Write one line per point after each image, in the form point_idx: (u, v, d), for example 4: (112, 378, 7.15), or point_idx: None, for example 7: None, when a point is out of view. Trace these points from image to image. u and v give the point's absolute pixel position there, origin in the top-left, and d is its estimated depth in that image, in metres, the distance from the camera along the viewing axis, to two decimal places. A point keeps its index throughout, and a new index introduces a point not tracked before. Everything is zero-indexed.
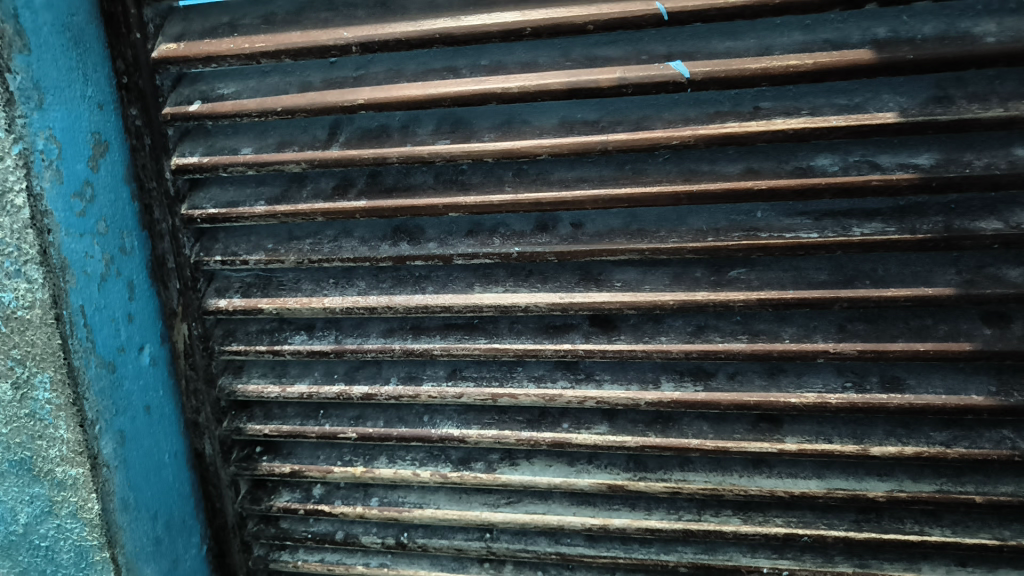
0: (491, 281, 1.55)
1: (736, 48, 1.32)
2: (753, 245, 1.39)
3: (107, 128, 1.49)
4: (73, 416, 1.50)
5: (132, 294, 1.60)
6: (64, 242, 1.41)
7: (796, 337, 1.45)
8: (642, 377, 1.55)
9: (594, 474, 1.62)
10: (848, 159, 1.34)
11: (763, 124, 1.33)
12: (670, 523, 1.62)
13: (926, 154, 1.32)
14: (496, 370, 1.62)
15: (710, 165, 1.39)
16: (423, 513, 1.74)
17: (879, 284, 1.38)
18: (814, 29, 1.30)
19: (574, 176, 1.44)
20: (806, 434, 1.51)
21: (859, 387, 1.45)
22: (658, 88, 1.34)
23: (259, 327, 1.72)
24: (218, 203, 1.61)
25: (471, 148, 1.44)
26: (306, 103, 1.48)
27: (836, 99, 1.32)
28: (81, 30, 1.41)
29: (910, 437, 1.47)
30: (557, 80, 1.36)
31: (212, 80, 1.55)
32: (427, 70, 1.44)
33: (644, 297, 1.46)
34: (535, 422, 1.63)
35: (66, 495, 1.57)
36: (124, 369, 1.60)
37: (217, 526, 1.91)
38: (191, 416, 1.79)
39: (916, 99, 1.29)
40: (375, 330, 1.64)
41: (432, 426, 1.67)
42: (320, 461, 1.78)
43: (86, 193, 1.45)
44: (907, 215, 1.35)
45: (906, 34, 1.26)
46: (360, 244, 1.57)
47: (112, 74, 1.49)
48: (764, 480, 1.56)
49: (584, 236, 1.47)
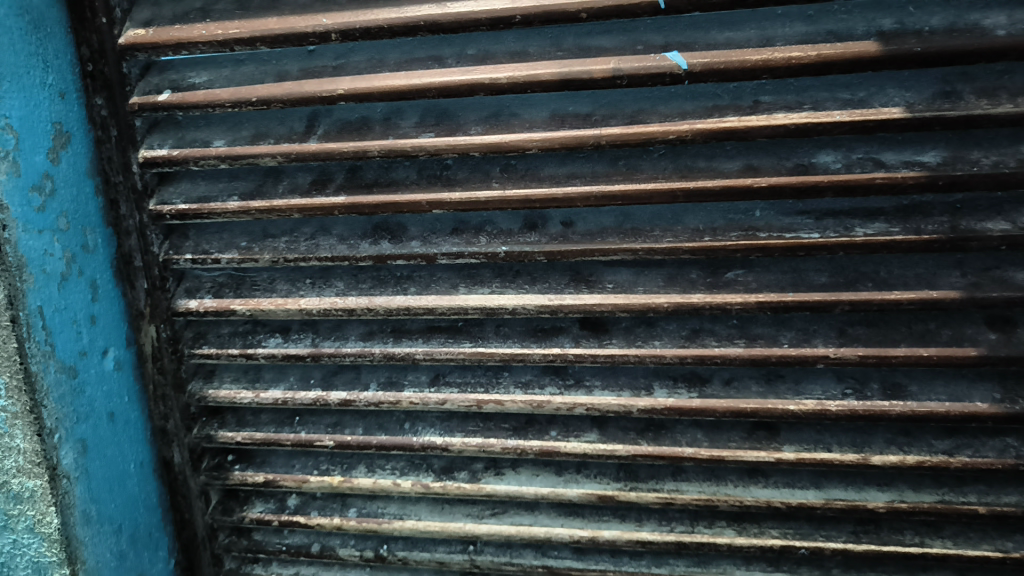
0: (476, 282, 1.48)
1: (736, 39, 1.27)
2: (752, 245, 1.33)
3: (69, 118, 1.40)
4: (30, 424, 1.41)
5: (95, 294, 1.51)
6: (20, 239, 1.32)
7: (795, 341, 1.39)
8: (634, 384, 1.48)
9: (583, 484, 1.56)
10: (851, 156, 1.29)
11: (763, 118, 1.27)
12: (662, 535, 1.55)
13: (933, 151, 1.27)
14: (481, 375, 1.55)
15: (708, 161, 1.33)
16: (404, 525, 1.66)
17: (882, 286, 1.33)
18: (818, 19, 1.25)
19: (565, 172, 1.37)
20: (804, 443, 1.45)
21: (859, 394, 1.40)
22: (655, 79, 1.28)
23: (232, 329, 1.64)
24: (188, 198, 1.53)
25: (456, 142, 1.37)
26: (283, 93, 1.40)
27: (839, 93, 1.27)
28: (42, 13, 1.32)
29: (912, 445, 1.42)
30: (548, 70, 1.30)
31: (184, 69, 1.46)
32: (411, 59, 1.37)
33: (637, 300, 1.40)
34: (521, 430, 1.56)
35: (22, 509, 1.48)
36: (86, 374, 1.50)
37: (186, 539, 1.80)
38: (159, 422, 1.69)
39: (922, 93, 1.24)
40: (354, 333, 1.57)
41: (414, 433, 1.59)
42: (295, 470, 1.69)
43: (46, 186, 1.36)
44: (911, 214, 1.30)
45: (913, 26, 1.21)
46: (339, 242, 1.49)
47: (77, 61, 1.40)
48: (760, 491, 1.50)
49: (575, 235, 1.40)
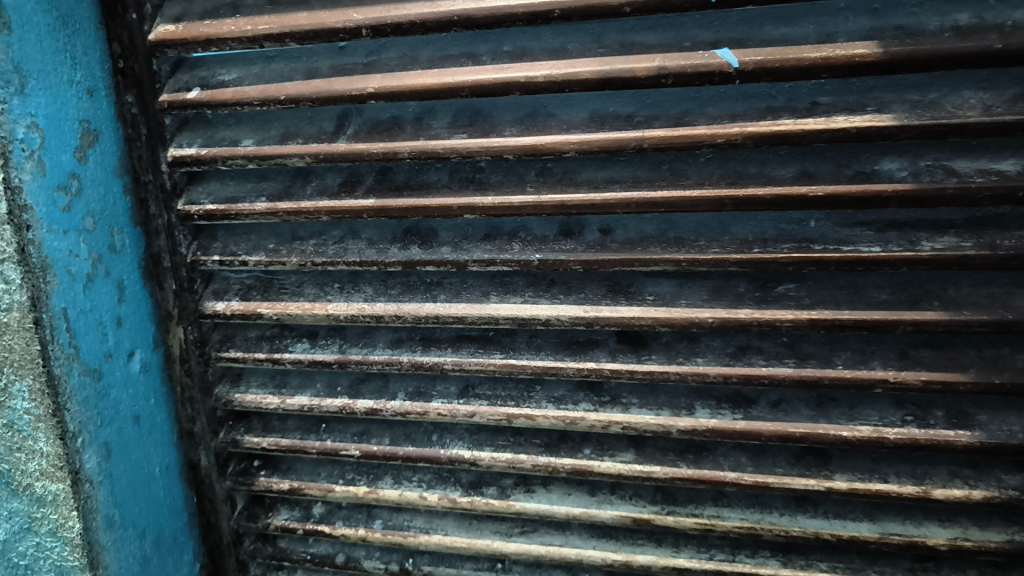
0: (509, 291, 1.41)
1: (793, 35, 1.17)
2: (806, 259, 1.23)
3: (97, 117, 1.37)
4: (53, 428, 1.38)
5: (121, 295, 1.48)
6: (45, 240, 1.30)
7: (850, 363, 1.29)
8: (673, 403, 1.40)
9: (617, 506, 1.48)
10: (919, 163, 1.18)
11: (821, 121, 1.17)
12: (701, 563, 1.46)
13: (1011, 159, 1.15)
14: (512, 389, 1.48)
15: (759, 167, 1.24)
16: (430, 539, 1.60)
17: (950, 306, 1.22)
18: (885, 13, 1.15)
19: (604, 176, 1.29)
20: (858, 472, 1.35)
21: (921, 422, 1.29)
22: (703, 78, 1.19)
23: (259, 333, 1.60)
24: (216, 198, 1.49)
25: (490, 143, 1.29)
26: (312, 91, 1.35)
27: (908, 94, 1.16)
28: (71, 9, 1.30)
29: (980, 480, 1.30)
30: (588, 68, 1.22)
31: (213, 66, 1.43)
32: (445, 56, 1.31)
33: (679, 314, 1.31)
34: (553, 447, 1.48)
35: (45, 512, 1.45)
36: (111, 376, 1.48)
37: (212, 543, 1.78)
38: (186, 425, 1.67)
39: (1001, 95, 1.13)
40: (382, 340, 1.51)
41: (442, 446, 1.53)
42: (321, 479, 1.65)
43: (72, 186, 1.34)
44: (985, 228, 1.19)
45: (994, 20, 1.10)
46: (367, 246, 1.44)
47: (107, 57, 1.37)
48: (808, 521, 1.40)
49: (613, 244, 1.32)
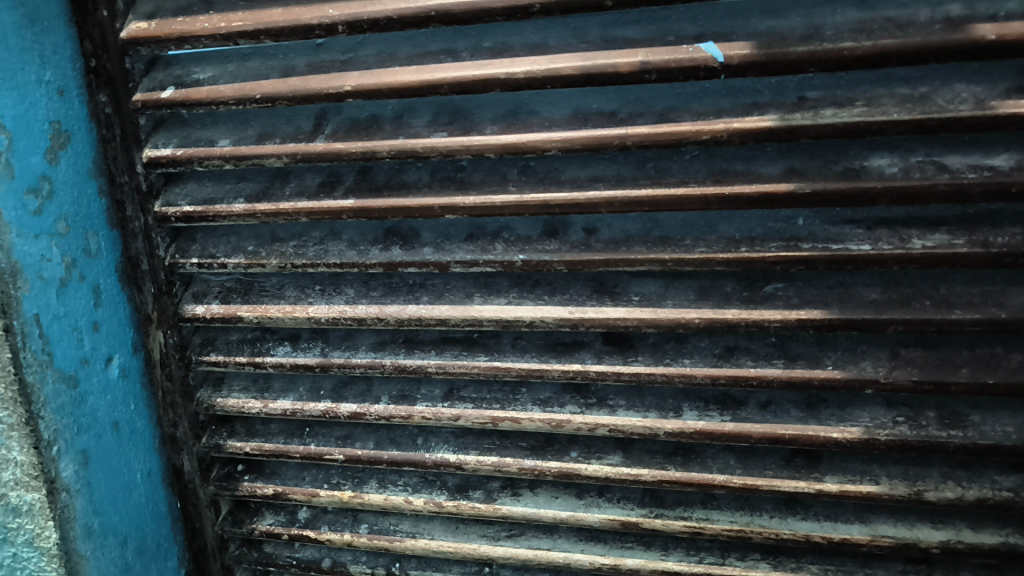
0: (492, 292, 1.38)
1: (779, 28, 1.14)
2: (794, 258, 1.21)
3: (68, 117, 1.33)
4: (26, 436, 1.35)
5: (98, 300, 1.45)
6: (14, 244, 1.26)
7: (840, 363, 1.26)
8: (661, 405, 1.37)
9: (605, 509, 1.45)
10: (909, 159, 1.15)
11: (808, 117, 1.14)
12: (690, 566, 1.44)
13: (1004, 154, 1.12)
14: (497, 391, 1.45)
15: (746, 164, 1.21)
16: (416, 544, 1.58)
17: (941, 305, 1.19)
18: (874, 4, 1.11)
19: (588, 175, 1.26)
20: (849, 474, 1.32)
21: (913, 423, 1.26)
22: (687, 73, 1.16)
23: (240, 336, 1.57)
24: (194, 200, 1.45)
25: (471, 142, 1.26)
26: (288, 89, 1.31)
27: (897, 88, 1.13)
28: (38, 5, 1.26)
29: (973, 481, 1.28)
30: (569, 63, 1.18)
31: (188, 64, 1.39)
32: (424, 52, 1.27)
33: (665, 315, 1.28)
34: (540, 450, 1.45)
35: (20, 522, 1.42)
36: (88, 383, 1.45)
37: (197, 548, 1.75)
38: (169, 430, 1.64)
39: (993, 89, 1.10)
40: (365, 343, 1.48)
41: (427, 449, 1.51)
42: (305, 483, 1.62)
43: (43, 188, 1.30)
44: (978, 225, 1.16)
45: (986, 11, 1.07)
46: (348, 248, 1.41)
47: (78, 56, 1.33)
48: (799, 524, 1.38)
49: (598, 243, 1.29)
